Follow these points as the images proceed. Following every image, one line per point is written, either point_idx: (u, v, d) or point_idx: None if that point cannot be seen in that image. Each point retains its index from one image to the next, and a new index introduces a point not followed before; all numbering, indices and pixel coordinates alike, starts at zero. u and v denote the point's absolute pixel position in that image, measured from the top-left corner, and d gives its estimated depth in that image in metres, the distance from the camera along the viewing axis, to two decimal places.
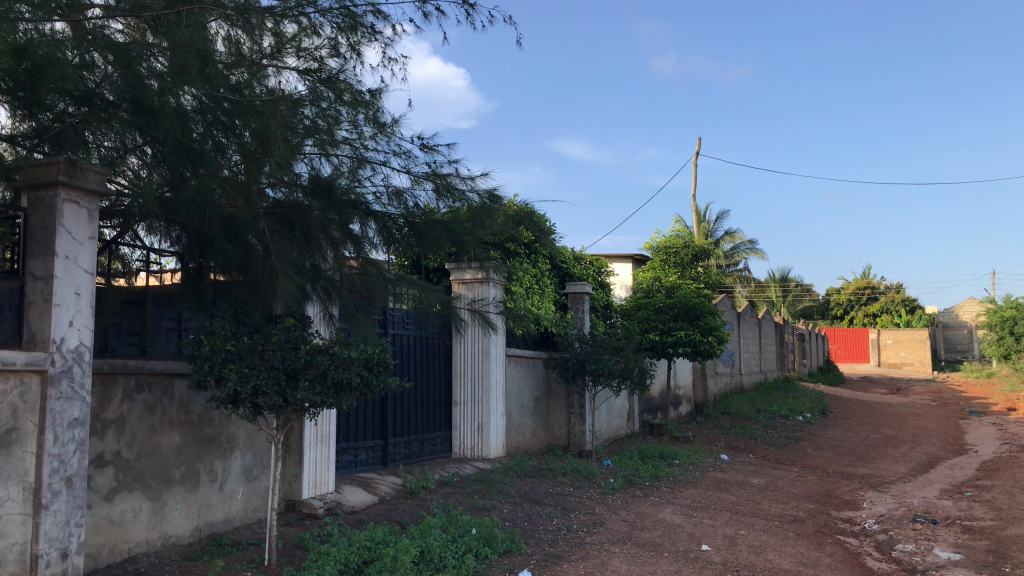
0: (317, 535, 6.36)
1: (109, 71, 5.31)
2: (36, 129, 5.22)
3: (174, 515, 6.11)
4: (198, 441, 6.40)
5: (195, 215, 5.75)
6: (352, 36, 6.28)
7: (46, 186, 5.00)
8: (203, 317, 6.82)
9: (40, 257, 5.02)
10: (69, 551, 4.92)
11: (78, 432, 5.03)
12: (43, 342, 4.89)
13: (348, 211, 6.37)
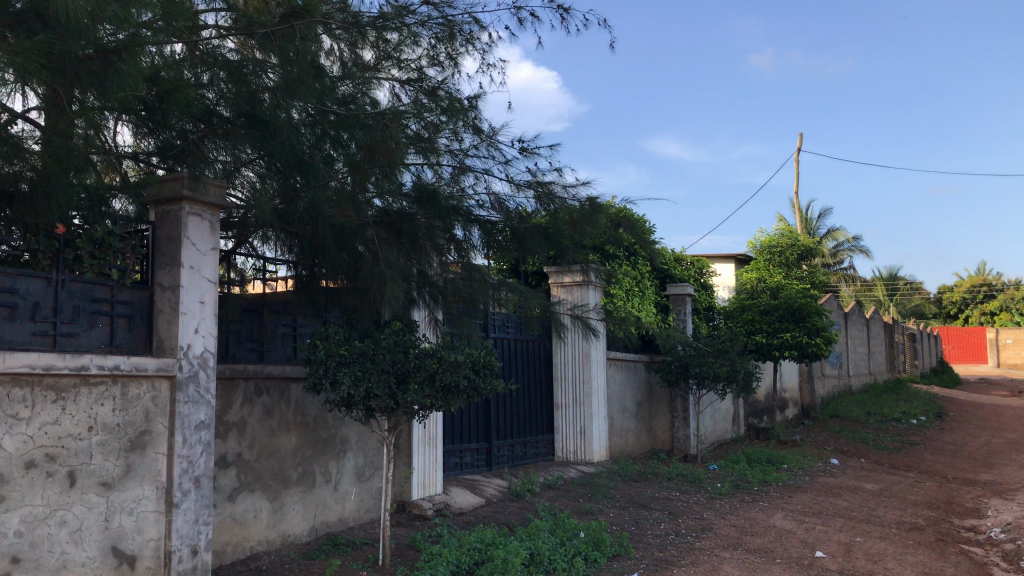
0: (428, 536, 6.48)
1: (224, 88, 5.60)
2: (160, 146, 5.50)
3: (292, 514, 6.32)
4: (313, 442, 6.61)
5: (309, 223, 5.97)
6: (450, 45, 6.36)
7: (171, 201, 5.30)
8: (315, 322, 7.05)
9: (167, 268, 5.29)
10: (199, 547, 5.15)
11: (205, 435, 5.26)
12: (172, 348, 5.15)
13: (451, 216, 6.46)
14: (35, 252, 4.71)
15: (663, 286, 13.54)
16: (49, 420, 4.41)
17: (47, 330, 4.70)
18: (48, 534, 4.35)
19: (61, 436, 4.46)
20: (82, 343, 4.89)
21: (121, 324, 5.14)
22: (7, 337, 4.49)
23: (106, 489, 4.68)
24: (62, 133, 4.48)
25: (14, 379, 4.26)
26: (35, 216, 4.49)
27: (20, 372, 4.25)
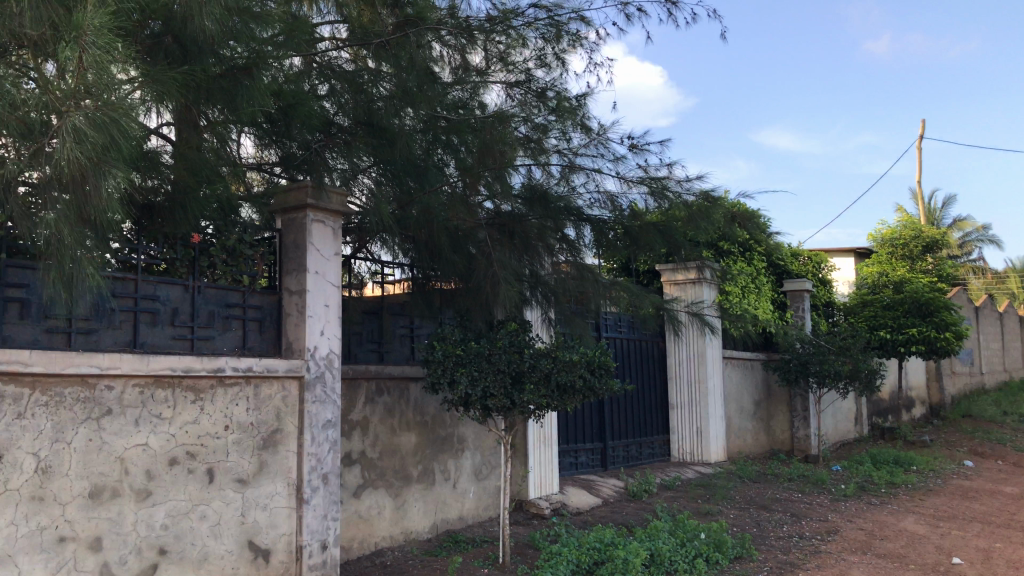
0: (546, 535, 6.51)
1: (342, 100, 5.82)
2: (284, 156, 5.64)
3: (414, 512, 6.47)
4: (433, 441, 6.74)
5: (425, 227, 6.03)
6: (557, 45, 6.34)
7: (297, 209, 5.56)
8: (432, 324, 7.19)
9: (294, 273, 5.53)
10: (328, 543, 5.33)
11: (331, 433, 5.45)
12: (299, 350, 5.35)
13: (563, 214, 6.49)
14: (173, 261, 4.99)
15: (779, 282, 13.19)
16: (190, 419, 4.65)
17: (186, 334, 4.96)
18: (191, 527, 4.59)
19: (200, 435, 4.70)
20: (217, 346, 5.14)
21: (252, 327, 5.38)
22: (150, 340, 4.76)
23: (242, 485, 4.90)
24: (195, 147, 4.73)
25: (157, 381, 4.52)
26: (171, 228, 4.81)
27: (163, 374, 4.51)
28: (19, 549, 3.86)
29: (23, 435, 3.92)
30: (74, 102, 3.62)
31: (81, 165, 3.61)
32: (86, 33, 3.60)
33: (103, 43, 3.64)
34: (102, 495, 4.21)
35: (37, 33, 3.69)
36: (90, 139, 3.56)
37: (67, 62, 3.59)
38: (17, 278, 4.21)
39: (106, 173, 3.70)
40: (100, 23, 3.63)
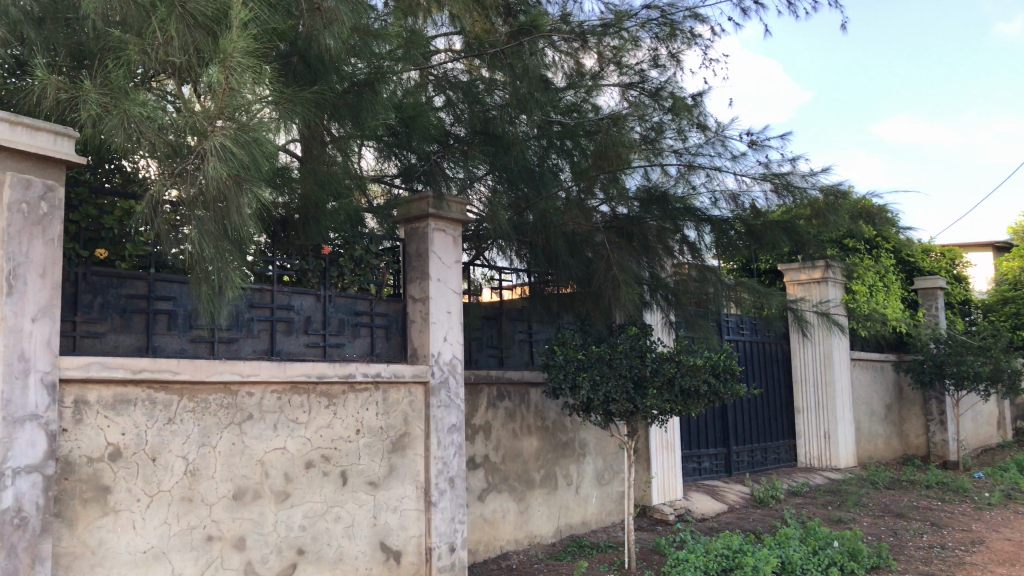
0: (672, 541, 6.43)
1: (459, 110, 5.93)
2: (406, 168, 5.76)
3: (538, 516, 6.50)
4: (555, 446, 6.76)
5: (542, 233, 6.14)
6: (671, 44, 6.19)
7: (418, 219, 5.70)
8: (550, 328, 7.22)
9: (418, 281, 5.66)
10: (456, 545, 5.42)
11: (456, 437, 5.54)
12: (424, 356, 5.48)
13: (682, 214, 6.41)
14: (306, 271, 5.25)
15: (911, 280, 12.62)
16: (324, 423, 4.83)
17: (318, 342, 5.18)
18: (327, 528, 4.76)
19: (334, 438, 4.87)
20: (347, 353, 5.34)
21: (380, 334, 5.56)
22: (286, 348, 4.99)
23: (373, 488, 5.05)
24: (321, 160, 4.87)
25: (293, 387, 4.71)
26: (304, 239, 5.08)
27: (298, 380, 4.71)
28: (171, 546, 4.10)
29: (173, 440, 4.16)
30: (217, 120, 3.82)
31: (224, 184, 3.84)
32: (230, 59, 3.77)
33: (244, 67, 3.82)
34: (245, 497, 4.42)
35: (184, 59, 3.90)
36: (231, 159, 3.77)
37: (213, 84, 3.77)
38: (165, 291, 4.50)
39: (247, 192, 3.93)
40: (242, 48, 3.79)
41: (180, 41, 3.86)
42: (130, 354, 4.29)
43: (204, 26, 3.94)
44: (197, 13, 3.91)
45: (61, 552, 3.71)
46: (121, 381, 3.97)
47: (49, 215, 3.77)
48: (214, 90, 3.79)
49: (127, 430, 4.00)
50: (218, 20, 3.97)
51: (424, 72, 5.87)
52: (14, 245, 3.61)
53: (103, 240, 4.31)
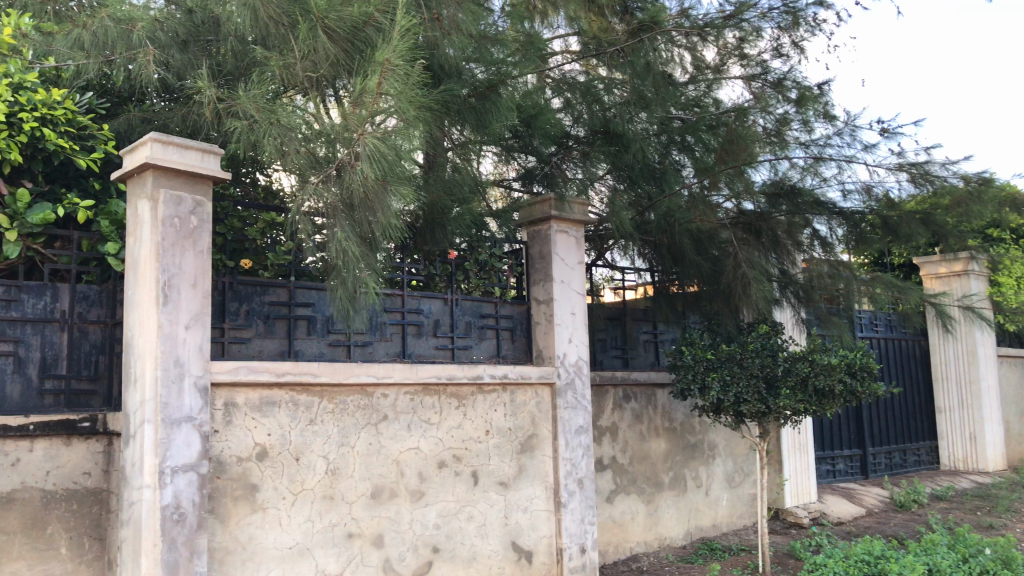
0: (808, 545, 6.23)
1: (580, 112, 5.95)
2: (526, 171, 6.06)
3: (668, 518, 6.43)
4: (683, 448, 6.66)
5: (666, 232, 6.12)
6: (795, 33, 5.96)
7: (542, 221, 5.72)
8: (676, 328, 7.11)
9: (542, 283, 5.69)
10: (586, 546, 5.42)
11: (584, 439, 5.54)
12: (550, 358, 5.51)
13: (810, 208, 6.21)
14: (432, 276, 5.38)
15: None
16: (454, 424, 4.93)
17: (447, 345, 5.29)
18: (460, 527, 4.86)
19: (464, 439, 4.96)
20: (475, 355, 5.43)
21: (506, 336, 5.63)
22: (416, 351, 5.13)
23: (504, 488, 5.11)
24: (438, 166, 4.95)
25: (425, 389, 4.83)
26: (431, 245, 5.23)
27: (429, 382, 4.81)
28: (315, 543, 4.27)
29: (314, 440, 4.34)
30: (368, 120, 4.07)
31: (370, 187, 4.06)
32: (387, 63, 4.05)
33: (399, 72, 4.10)
34: (382, 495, 4.56)
35: (318, 72, 4.21)
36: (379, 160, 4.00)
37: (368, 89, 4.03)
38: (304, 297, 4.70)
39: (391, 195, 4.14)
40: (399, 52, 4.07)
41: (323, 52, 4.18)
42: (274, 359, 4.51)
43: (344, 38, 4.27)
44: (337, 26, 4.21)
45: (215, 546, 3.93)
46: (265, 384, 4.17)
47: (199, 228, 3.99)
48: (368, 95, 4.04)
49: (272, 430, 4.19)
50: (356, 31, 4.28)
51: (543, 74, 5.80)
52: (168, 257, 3.85)
53: (248, 250, 4.61)
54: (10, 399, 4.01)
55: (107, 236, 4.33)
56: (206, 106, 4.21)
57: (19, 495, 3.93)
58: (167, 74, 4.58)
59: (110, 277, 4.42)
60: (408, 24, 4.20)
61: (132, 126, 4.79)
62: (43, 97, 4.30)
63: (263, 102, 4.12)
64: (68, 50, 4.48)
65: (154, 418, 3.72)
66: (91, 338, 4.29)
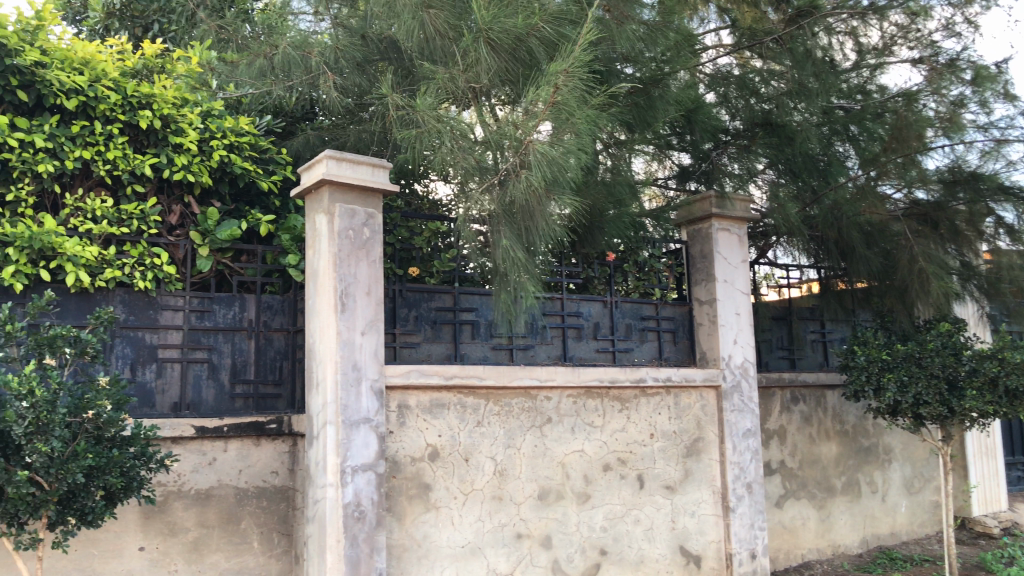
0: (1000, 557, 5.81)
1: (737, 105, 5.81)
2: (681, 169, 5.92)
3: (841, 524, 6.16)
4: (856, 451, 6.37)
5: (834, 226, 5.83)
6: (969, 8, 5.60)
7: (703, 220, 5.62)
8: (846, 326, 6.79)
9: (703, 283, 5.59)
10: (757, 552, 5.27)
11: (752, 442, 5.39)
12: (715, 360, 5.41)
13: (994, 194, 5.74)
14: (591, 278, 5.40)
15: None
16: (618, 427, 4.92)
17: (608, 348, 5.30)
18: (627, 530, 4.84)
19: (629, 442, 4.94)
20: (637, 357, 5.42)
21: (668, 338, 5.58)
22: (577, 354, 5.17)
23: (670, 492, 5.05)
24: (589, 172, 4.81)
25: (588, 392, 4.84)
26: (589, 248, 5.22)
27: (592, 385, 4.82)
28: (486, 542, 4.37)
29: (482, 441, 4.44)
30: (536, 129, 4.20)
31: (534, 196, 4.22)
32: (563, 73, 4.13)
33: (574, 81, 4.17)
34: (549, 497, 4.61)
35: (488, 82, 4.39)
36: (545, 169, 4.11)
37: (541, 98, 4.14)
38: (468, 302, 4.83)
39: (551, 204, 4.29)
40: (576, 62, 4.14)
41: (487, 64, 4.32)
42: (441, 362, 4.68)
43: (507, 49, 4.37)
44: (501, 38, 4.31)
45: (393, 543, 4.09)
46: (435, 387, 4.31)
47: (371, 239, 4.18)
48: (540, 104, 4.16)
49: (443, 432, 4.32)
50: (520, 42, 4.37)
51: (696, 71, 5.75)
52: (345, 267, 4.05)
53: (415, 258, 4.80)
54: (206, 402, 4.36)
55: (287, 249, 4.61)
56: (390, 113, 4.50)
57: (217, 492, 4.24)
58: (347, 96, 4.89)
59: (291, 287, 4.70)
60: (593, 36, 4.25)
61: (310, 144, 5.11)
62: (232, 125, 4.63)
63: (437, 111, 4.28)
64: (250, 78, 4.91)
65: (335, 420, 3.92)
66: (275, 344, 4.57)
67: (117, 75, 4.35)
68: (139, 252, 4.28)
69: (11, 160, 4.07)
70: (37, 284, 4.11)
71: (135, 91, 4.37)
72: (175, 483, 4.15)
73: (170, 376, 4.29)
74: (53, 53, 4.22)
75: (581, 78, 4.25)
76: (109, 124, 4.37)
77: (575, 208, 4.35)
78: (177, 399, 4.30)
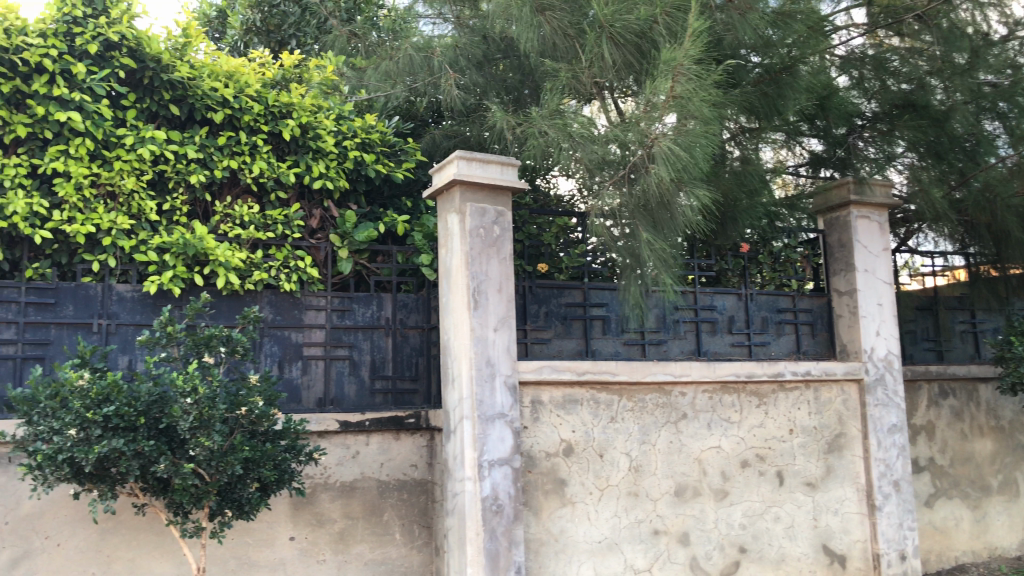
0: None
1: (874, 87, 5.53)
2: (813, 156, 5.73)
3: (998, 525, 5.81)
4: (1013, 448, 6.00)
5: (986, 209, 5.40)
6: None
7: (840, 208, 5.45)
8: (1000, 316, 6.39)
9: (843, 273, 5.39)
10: (907, 553, 5.05)
11: (899, 438, 5.16)
12: (856, 352, 5.21)
13: None
14: (725, 271, 5.33)
15: None
16: (756, 423, 4.80)
17: (743, 341, 5.19)
18: (767, 528, 4.73)
19: (767, 437, 4.82)
20: (773, 351, 5.28)
21: (806, 331, 5.42)
22: (712, 348, 5.08)
23: (811, 489, 4.90)
24: (722, 161, 4.92)
25: (724, 387, 4.75)
26: (721, 240, 5.12)
27: (728, 380, 4.73)
28: (623, 538, 4.36)
29: (616, 437, 4.43)
30: (659, 121, 4.11)
31: (665, 188, 4.16)
32: (679, 67, 4.05)
33: (690, 75, 4.10)
34: (686, 493, 4.55)
35: (614, 74, 4.39)
36: (673, 163, 4.05)
37: (660, 90, 4.07)
38: (599, 298, 4.82)
39: (686, 195, 4.21)
40: (691, 54, 4.05)
41: (610, 60, 4.31)
42: (573, 358, 4.69)
43: (631, 42, 4.32)
44: (623, 33, 4.27)
45: (531, 537, 4.14)
46: (568, 383, 4.32)
47: (501, 237, 4.23)
48: (660, 96, 4.08)
49: (577, 427, 4.33)
50: (644, 34, 4.32)
51: (828, 54, 5.48)
52: (476, 265, 4.11)
53: (543, 255, 4.82)
54: (348, 398, 4.53)
55: (421, 248, 4.71)
56: (509, 125, 4.57)
57: (360, 484, 4.40)
58: (469, 95, 4.95)
59: (424, 285, 4.80)
60: (703, 24, 4.10)
61: (438, 144, 5.22)
62: (361, 123, 4.81)
63: (557, 109, 4.35)
64: (378, 82, 5.10)
65: (471, 415, 3.99)
66: (411, 341, 4.70)
67: (259, 87, 4.58)
68: (284, 255, 4.49)
69: (166, 172, 4.33)
70: (193, 288, 4.36)
71: (276, 101, 4.59)
72: (321, 476, 4.32)
73: (314, 372, 4.48)
74: (201, 68, 4.47)
75: (699, 68, 4.16)
76: (253, 134, 4.59)
77: (709, 200, 4.23)
78: (321, 395, 4.48)
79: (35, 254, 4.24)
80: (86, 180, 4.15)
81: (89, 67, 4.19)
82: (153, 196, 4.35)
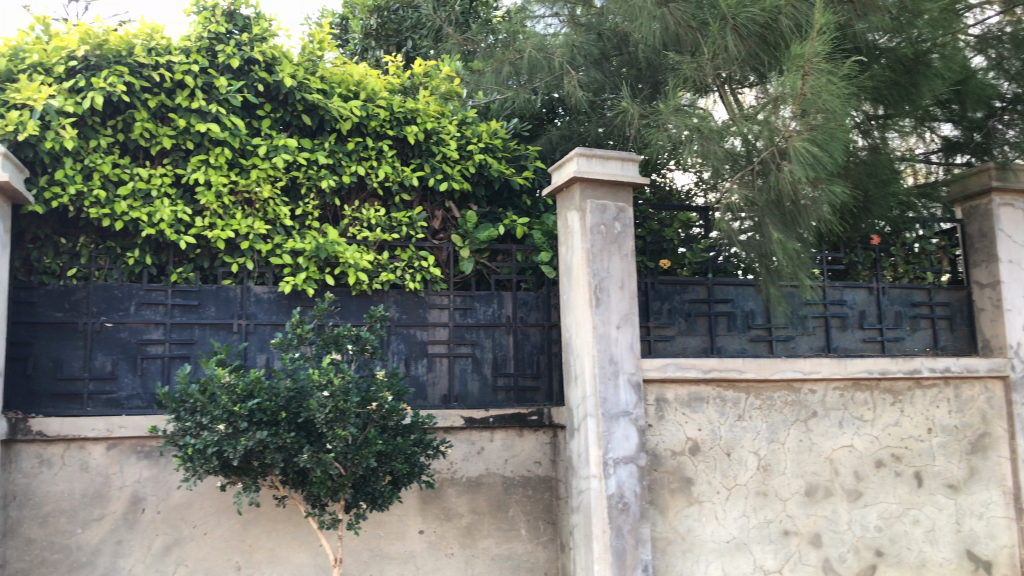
0: None
1: (1014, 67, 5.11)
2: (948, 143, 5.40)
3: None
4: None
5: None
6: None
7: (981, 195, 5.20)
8: None
9: (984, 265, 5.13)
10: None
11: None
12: (1001, 348, 4.94)
13: None
14: (855, 264, 5.17)
15: None
16: (891, 421, 4.62)
17: (876, 337, 5.00)
18: (905, 531, 4.55)
19: (904, 437, 4.62)
20: (909, 347, 5.07)
21: (943, 326, 5.18)
22: (843, 344, 4.91)
23: (953, 491, 4.68)
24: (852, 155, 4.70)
25: (856, 384, 4.59)
26: (852, 232, 4.97)
27: (861, 377, 4.56)
28: (752, 538, 4.27)
29: (744, 435, 4.34)
30: (787, 119, 4.01)
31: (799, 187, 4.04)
32: (808, 64, 3.91)
33: (820, 71, 3.96)
34: (818, 493, 4.42)
35: (739, 65, 4.29)
36: (806, 162, 3.94)
37: (789, 87, 3.94)
38: (723, 293, 4.73)
39: (822, 193, 4.09)
40: (819, 51, 3.90)
41: (734, 51, 4.22)
42: (698, 355, 4.63)
43: (755, 33, 4.24)
44: (748, 24, 4.18)
45: (658, 535, 4.11)
46: (694, 380, 4.27)
47: (623, 233, 4.21)
48: (789, 92, 3.96)
49: (703, 426, 4.27)
50: (769, 25, 4.22)
51: (962, 36, 5.08)
52: (598, 262, 4.11)
53: (666, 250, 4.80)
54: (472, 394, 4.60)
55: (541, 247, 4.75)
56: (631, 122, 4.54)
57: (486, 479, 4.47)
58: (588, 92, 4.98)
59: (545, 283, 4.83)
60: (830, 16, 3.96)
61: (555, 144, 5.24)
62: (486, 129, 4.89)
63: (679, 106, 4.29)
64: (496, 85, 5.22)
65: (596, 413, 3.99)
66: (532, 339, 4.74)
67: (386, 94, 4.71)
68: (409, 256, 4.60)
69: (299, 177, 4.52)
70: (323, 288, 4.52)
71: (402, 106, 4.71)
72: (448, 471, 4.41)
73: (440, 369, 4.58)
74: (331, 78, 4.65)
75: (828, 62, 4.01)
76: (380, 140, 4.73)
77: (842, 196, 4.10)
78: (446, 392, 4.57)
79: (179, 258, 4.48)
80: (226, 188, 4.37)
81: (230, 80, 4.42)
82: (287, 201, 4.54)
